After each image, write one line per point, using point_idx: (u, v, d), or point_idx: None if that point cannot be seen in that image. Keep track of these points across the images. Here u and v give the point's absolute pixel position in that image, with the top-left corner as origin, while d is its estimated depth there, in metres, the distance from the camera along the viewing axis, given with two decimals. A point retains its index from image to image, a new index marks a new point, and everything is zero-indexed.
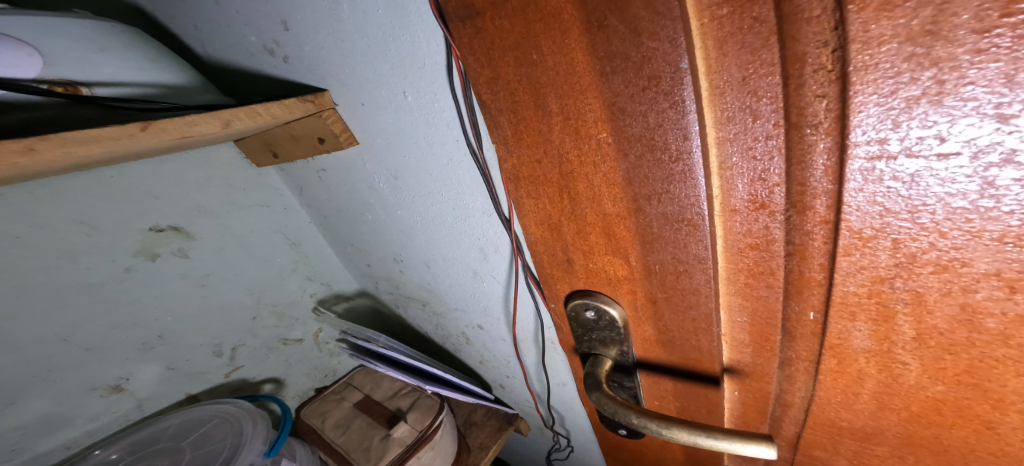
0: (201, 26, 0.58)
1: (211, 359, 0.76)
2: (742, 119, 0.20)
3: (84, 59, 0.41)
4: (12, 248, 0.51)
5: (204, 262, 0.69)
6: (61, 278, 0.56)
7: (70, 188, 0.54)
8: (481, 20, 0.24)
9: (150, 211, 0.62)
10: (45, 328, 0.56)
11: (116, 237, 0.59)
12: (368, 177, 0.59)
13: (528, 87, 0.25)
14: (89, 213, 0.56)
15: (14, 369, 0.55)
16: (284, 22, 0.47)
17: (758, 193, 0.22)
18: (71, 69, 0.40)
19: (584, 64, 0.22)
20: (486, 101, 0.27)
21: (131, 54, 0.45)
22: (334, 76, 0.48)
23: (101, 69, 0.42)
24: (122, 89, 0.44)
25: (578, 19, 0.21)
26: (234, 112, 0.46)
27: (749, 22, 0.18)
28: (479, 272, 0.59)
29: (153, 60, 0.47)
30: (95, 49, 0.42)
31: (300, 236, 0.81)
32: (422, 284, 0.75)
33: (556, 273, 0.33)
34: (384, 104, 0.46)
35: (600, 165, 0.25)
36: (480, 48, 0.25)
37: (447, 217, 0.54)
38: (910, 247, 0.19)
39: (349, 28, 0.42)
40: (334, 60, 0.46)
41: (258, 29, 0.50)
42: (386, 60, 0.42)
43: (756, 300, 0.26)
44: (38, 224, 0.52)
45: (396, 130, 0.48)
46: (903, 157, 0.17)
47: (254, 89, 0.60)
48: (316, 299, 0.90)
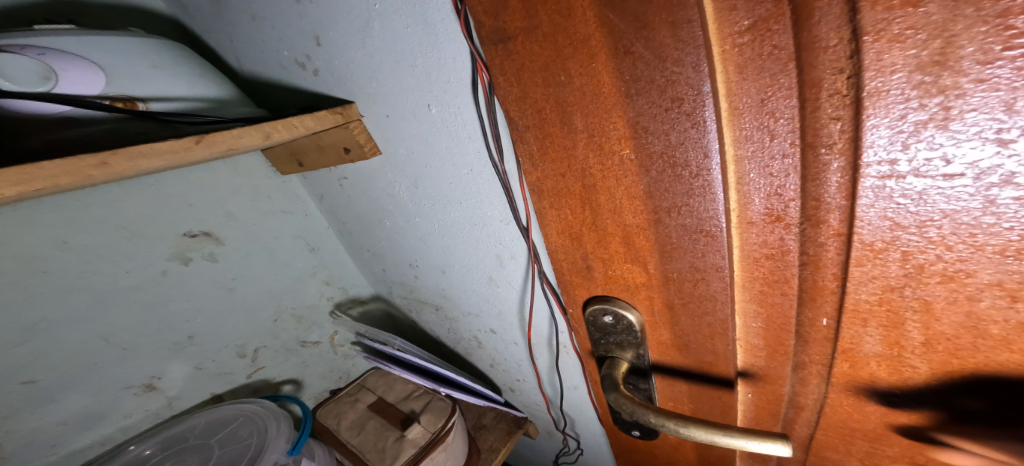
0: (235, 41, 0.61)
1: (235, 360, 0.79)
2: (760, 138, 0.22)
3: (141, 75, 0.45)
4: (60, 251, 0.55)
5: (231, 266, 0.73)
6: (102, 281, 0.60)
7: (115, 195, 0.58)
8: (513, 43, 0.26)
9: (185, 217, 0.66)
10: (86, 328, 0.60)
11: (154, 242, 0.64)
12: (388, 185, 0.61)
13: (555, 105, 0.26)
14: (130, 220, 0.61)
15: (56, 368, 0.59)
16: (316, 37, 0.49)
17: (774, 206, 0.23)
18: (130, 86, 0.44)
19: (610, 86, 0.24)
20: (514, 117, 0.29)
21: (181, 70, 0.49)
22: (361, 89, 0.51)
23: (155, 83, 0.46)
24: (174, 103, 0.48)
25: (606, 45, 0.23)
26: (273, 125, 0.49)
27: (768, 49, 0.20)
28: (495, 278, 0.61)
29: (195, 74, 0.50)
30: (151, 65, 0.46)
31: (318, 242, 0.84)
32: (436, 289, 0.77)
33: (576, 279, 0.35)
34: (409, 117, 0.49)
35: (623, 179, 0.26)
36: (511, 68, 0.27)
37: (465, 225, 0.56)
38: (919, 258, 0.20)
39: (378, 44, 0.44)
40: (363, 74, 0.49)
41: (291, 43, 0.53)
42: (412, 75, 0.44)
43: (771, 306, 0.27)
44: (85, 229, 0.57)
45: (419, 141, 0.50)
46: (911, 177, 0.19)
47: (281, 99, 0.63)
48: (333, 303, 0.93)
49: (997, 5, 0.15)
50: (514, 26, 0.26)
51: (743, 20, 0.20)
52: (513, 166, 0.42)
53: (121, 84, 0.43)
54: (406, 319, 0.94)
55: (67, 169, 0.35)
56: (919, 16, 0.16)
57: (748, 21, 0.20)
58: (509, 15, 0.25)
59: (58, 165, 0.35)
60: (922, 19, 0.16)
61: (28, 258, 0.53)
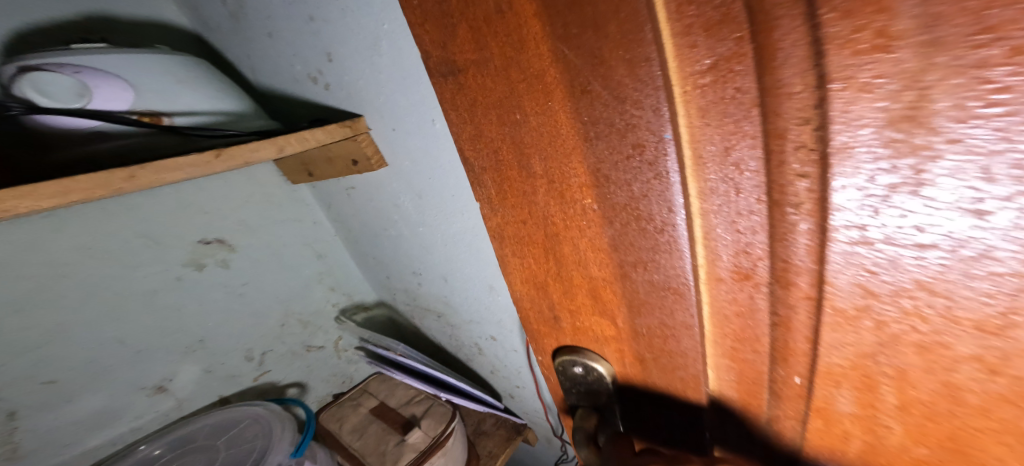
0: (252, 56, 0.64)
1: (243, 363, 0.82)
2: (725, 191, 0.20)
3: (167, 92, 0.47)
4: (83, 258, 0.60)
5: (244, 271, 0.77)
6: (120, 286, 0.64)
7: (138, 203, 0.63)
8: (463, 75, 0.25)
9: (199, 226, 0.70)
10: (105, 332, 0.64)
11: (169, 248, 0.68)
12: (397, 194, 0.66)
13: (511, 146, 0.26)
14: (148, 228, 0.65)
15: (76, 368, 0.63)
16: (328, 54, 0.54)
17: (742, 264, 0.22)
18: (157, 102, 0.47)
19: (568, 127, 0.23)
20: (470, 158, 0.28)
21: (204, 85, 0.51)
22: (371, 105, 0.56)
23: (179, 99, 0.48)
24: (197, 117, 0.50)
25: (562, 83, 0.21)
26: (287, 139, 0.52)
27: (731, 93, 0.18)
28: (495, 285, 0.66)
29: (216, 91, 0.52)
30: (176, 81, 0.48)
31: (326, 249, 0.88)
32: (439, 296, 0.80)
33: (543, 328, 0.35)
34: (419, 131, 0.53)
35: (586, 230, 0.25)
36: (463, 104, 0.26)
37: (468, 235, 0.61)
38: (893, 328, 0.18)
39: (391, 63, 0.49)
40: (371, 89, 0.54)
41: (304, 59, 0.57)
42: (424, 93, 0.49)
43: (743, 362, 0.26)
44: (107, 237, 0.61)
45: (424, 153, 0.56)
46: (882, 244, 0.17)
47: (292, 111, 0.67)
48: (338, 309, 0.95)
49: (974, 55, 0.13)
50: (466, 60, 0.24)
51: (704, 59, 0.18)
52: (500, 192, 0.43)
53: (148, 100, 0.46)
54: (409, 325, 0.96)
55: (98, 181, 0.39)
56: (890, 62, 0.14)
57: (708, 60, 0.18)
58: (458, 46, 0.24)
59: (89, 178, 0.38)
60: (892, 67, 0.14)
61: (53, 264, 0.57)
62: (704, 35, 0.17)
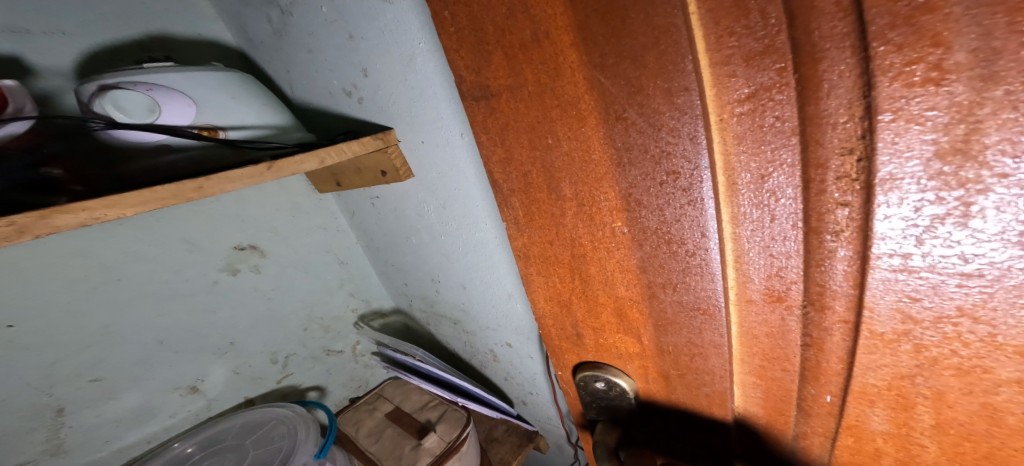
0: (293, 71, 0.71)
1: (268, 365, 0.85)
2: (760, 217, 0.20)
3: (223, 106, 0.51)
4: (130, 261, 0.63)
5: (271, 277, 0.80)
6: (161, 290, 0.67)
7: (180, 212, 0.66)
8: (496, 100, 0.26)
9: (236, 232, 0.73)
10: (148, 332, 0.67)
11: (211, 255, 0.71)
12: (421, 204, 0.69)
13: (541, 170, 0.26)
14: (193, 235, 0.68)
15: (118, 366, 0.65)
16: (364, 70, 0.61)
17: (774, 286, 0.22)
18: (214, 116, 0.50)
19: (599, 152, 0.23)
20: (499, 180, 0.29)
21: (254, 100, 0.55)
22: (401, 118, 0.62)
23: (233, 113, 0.52)
24: (248, 130, 0.54)
25: (595, 110, 0.22)
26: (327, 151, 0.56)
27: (770, 121, 0.18)
28: (514, 293, 0.66)
29: (262, 105, 0.56)
30: (230, 96, 0.52)
31: (347, 256, 0.91)
32: (456, 304, 0.81)
33: (566, 344, 0.35)
34: (443, 143, 0.58)
35: (614, 252, 0.26)
36: (494, 127, 0.27)
37: (489, 243, 0.63)
38: (932, 352, 0.18)
39: (421, 78, 0.54)
40: (401, 102, 0.60)
41: (341, 75, 0.65)
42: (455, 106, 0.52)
43: (771, 380, 0.26)
44: (153, 242, 0.64)
45: (449, 164, 0.59)
46: (926, 272, 0.17)
47: (327, 124, 0.74)
48: (357, 315, 0.98)
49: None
50: (500, 87, 0.26)
51: (743, 88, 0.18)
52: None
53: (207, 114, 0.50)
54: (424, 332, 0.97)
55: (174, 191, 0.43)
56: (943, 95, 0.14)
57: (747, 89, 0.18)
58: (493, 71, 0.25)
59: (167, 188, 0.42)
60: (945, 100, 0.14)
61: (105, 268, 0.61)
62: (744, 65, 0.18)
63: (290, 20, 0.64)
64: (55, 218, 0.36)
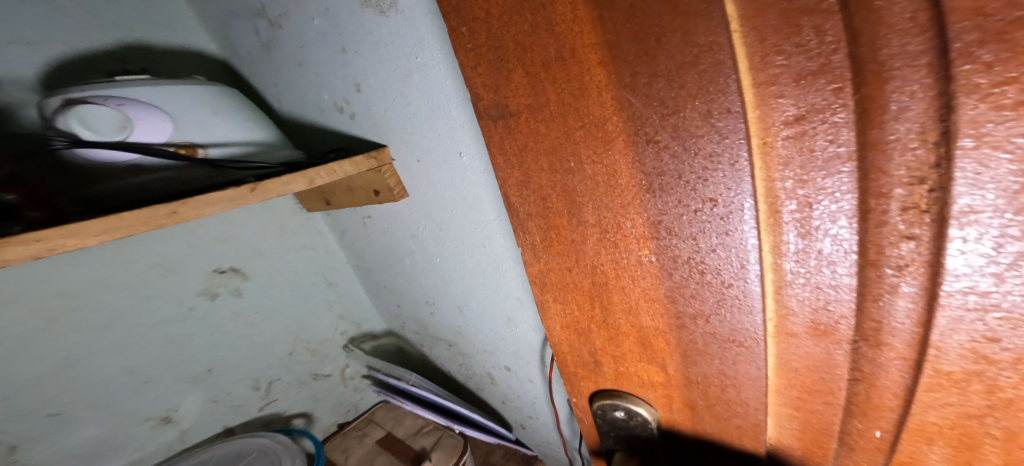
0: (281, 84, 0.69)
1: (250, 392, 0.81)
2: (810, 247, 0.19)
3: (203, 123, 0.49)
4: (97, 288, 0.59)
5: (253, 300, 0.77)
6: (131, 317, 0.63)
7: (155, 236, 0.63)
8: (514, 119, 0.26)
9: (215, 255, 0.70)
10: (117, 362, 0.63)
11: (187, 279, 0.67)
12: (419, 223, 0.69)
13: (562, 193, 0.25)
14: (167, 258, 0.64)
15: (80, 399, 0.61)
16: (357, 85, 0.60)
17: (820, 319, 0.20)
18: (192, 133, 0.48)
19: (626, 175, 0.22)
20: (515, 204, 0.29)
21: (237, 116, 0.53)
22: (397, 135, 0.61)
23: (214, 130, 0.50)
24: (230, 148, 0.52)
25: (624, 132, 0.21)
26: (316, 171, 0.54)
27: (821, 145, 0.17)
28: (513, 319, 0.65)
29: (248, 122, 0.54)
30: (212, 113, 0.50)
31: (337, 277, 0.89)
32: (451, 326, 0.82)
33: (581, 371, 0.34)
34: (440, 163, 0.57)
35: (640, 280, 0.25)
36: (512, 147, 0.27)
37: (486, 267, 0.63)
38: (1007, 393, 0.17)
39: (415, 93, 0.54)
40: (397, 119, 0.59)
41: (333, 90, 0.63)
42: (449, 122, 0.52)
43: (809, 412, 0.24)
44: (123, 267, 0.60)
45: (447, 185, 0.59)
46: (1007, 311, 0.16)
47: (318, 140, 0.72)
48: (347, 338, 0.96)
49: None
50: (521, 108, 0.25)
51: (790, 110, 0.17)
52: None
53: (186, 131, 0.47)
54: (417, 354, 0.97)
55: (144, 216, 0.40)
56: None
57: (794, 110, 0.17)
58: (512, 90, 0.25)
59: (136, 213, 0.39)
60: None
61: (67, 296, 0.56)
62: (793, 85, 0.17)
63: (278, 33, 0.62)
64: (4, 251, 0.33)
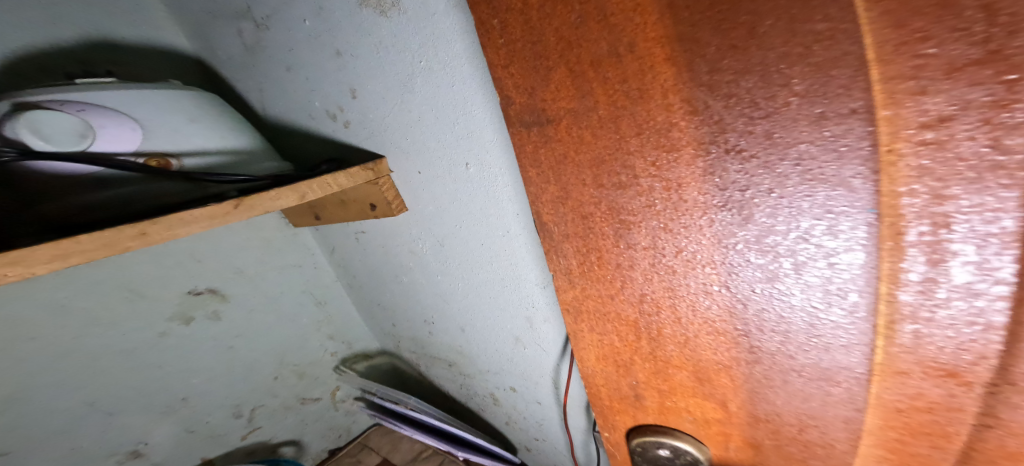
0: (266, 87, 0.65)
1: (232, 421, 0.83)
2: (944, 275, 0.17)
3: (179, 130, 0.48)
4: (55, 319, 0.60)
5: (231, 324, 0.79)
6: (99, 345, 0.64)
7: (127, 262, 0.65)
8: (552, 128, 0.24)
9: (192, 277, 0.72)
10: (71, 395, 0.63)
11: (156, 304, 0.69)
12: (422, 238, 0.66)
13: (609, 207, 0.24)
14: (130, 283, 0.66)
15: (31, 435, 0.61)
16: (352, 90, 0.56)
17: (945, 356, 0.18)
18: (165, 142, 0.47)
19: (695, 186, 0.21)
20: (547, 219, 0.28)
21: (216, 124, 0.52)
22: (396, 145, 0.57)
23: (190, 138, 0.49)
24: (206, 157, 0.50)
25: (698, 137, 0.20)
26: (309, 185, 0.49)
27: (969, 147, 0.15)
28: (521, 339, 0.62)
29: (229, 130, 0.53)
30: (187, 120, 0.49)
31: (325, 296, 0.93)
32: (452, 345, 0.80)
33: (618, 408, 0.33)
34: (443, 176, 0.55)
35: (700, 298, 0.23)
36: (551, 159, 0.26)
37: (495, 287, 0.59)
38: None
39: (417, 100, 0.50)
40: (396, 128, 0.55)
41: (325, 97, 0.59)
42: (454, 130, 0.49)
43: (908, 456, 0.22)
44: (81, 294, 0.61)
45: (453, 198, 0.55)
46: None
47: (305, 148, 0.68)
48: (338, 358, 0.98)
49: None
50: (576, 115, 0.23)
51: (933, 108, 0.15)
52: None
53: (158, 139, 0.46)
54: (412, 372, 0.95)
55: (106, 239, 0.35)
56: None
57: (938, 109, 0.15)
58: (551, 91, 0.23)
59: (97, 236, 0.34)
60: None
61: (14, 328, 0.57)
62: (941, 79, 0.14)
63: (268, 38, 0.59)
64: None
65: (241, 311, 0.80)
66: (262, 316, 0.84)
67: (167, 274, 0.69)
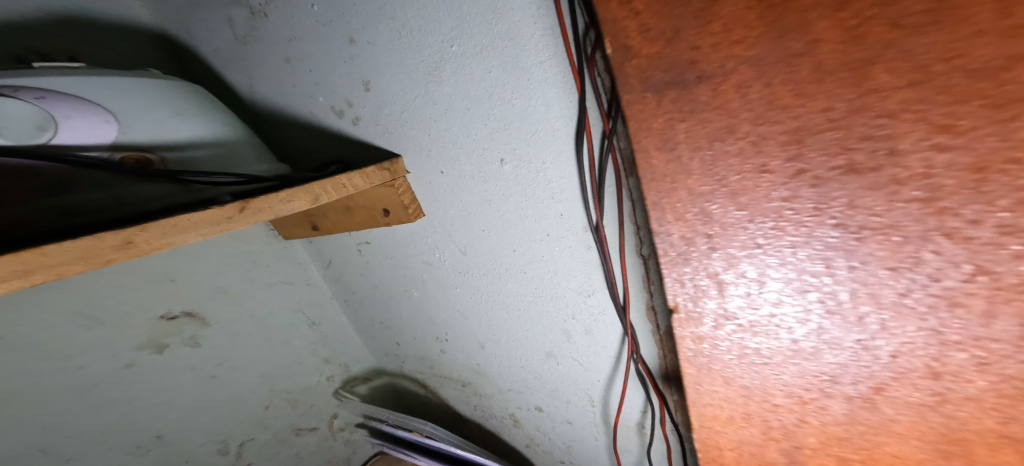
0: (259, 85, 0.59)
1: (216, 459, 0.73)
2: None
3: (161, 124, 0.43)
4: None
5: (214, 349, 0.70)
6: (54, 380, 0.55)
7: (90, 282, 0.56)
8: (697, 60, 0.27)
9: (167, 297, 0.64)
10: (20, 440, 0.53)
11: (124, 328, 0.60)
12: (441, 248, 0.60)
13: (804, 133, 0.26)
14: (91, 305, 0.56)
15: None
16: (365, 83, 0.50)
17: None
18: (145, 136, 0.41)
19: (957, 91, 0.21)
20: (698, 155, 0.30)
21: (204, 119, 0.47)
22: (415, 142, 0.52)
23: (174, 133, 0.44)
24: (193, 155, 0.45)
25: (978, 40, 0.20)
26: (321, 185, 0.43)
27: None
28: (554, 353, 0.57)
29: (221, 124, 0.48)
30: (171, 114, 0.44)
31: (319, 316, 0.86)
32: (467, 364, 0.74)
33: (770, 436, 0.36)
34: (469, 175, 0.49)
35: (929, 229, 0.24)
36: (725, 87, 0.27)
37: (525, 298, 0.54)
38: None
39: (445, 90, 0.45)
40: (415, 123, 0.50)
41: (330, 92, 0.54)
42: (486, 124, 0.44)
43: None
44: (31, 321, 0.52)
45: (481, 199, 0.50)
46: None
47: (305, 151, 0.62)
48: (335, 383, 0.90)
49: None
50: (690, 83, 0.28)
51: None
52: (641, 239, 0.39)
53: (137, 133, 0.41)
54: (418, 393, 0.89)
55: (83, 251, 0.28)
56: None
57: None
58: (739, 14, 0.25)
59: (70, 248, 0.27)
60: None
61: None
62: None
63: (264, 27, 0.53)
64: None
65: (226, 335, 0.72)
66: (251, 339, 0.76)
67: (139, 295, 0.61)
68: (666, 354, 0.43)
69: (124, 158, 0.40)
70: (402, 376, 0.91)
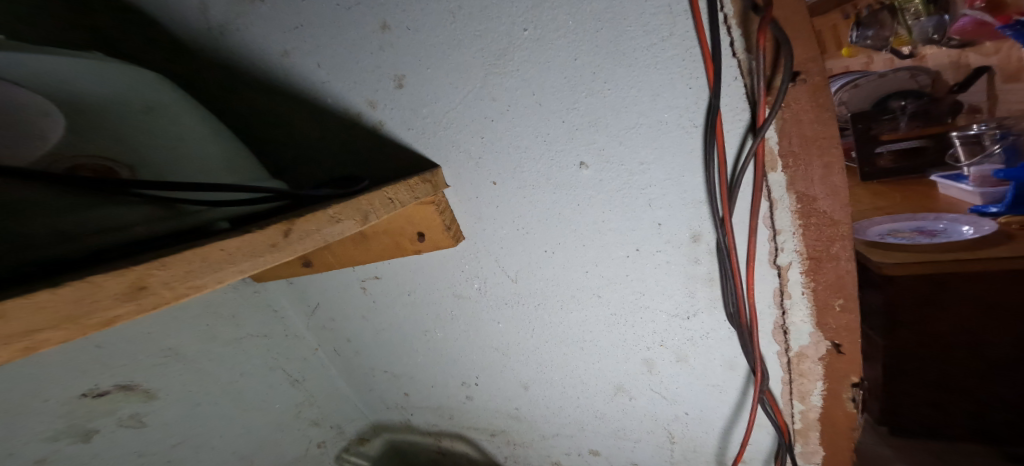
0: (232, 91, 0.48)
1: None
2: None
3: (132, 123, 0.32)
4: None
5: (167, 428, 0.53)
6: None
7: None
8: None
9: (96, 367, 0.47)
10: None
11: (28, 416, 0.42)
12: (484, 277, 0.50)
13: None
14: None
15: None
16: (398, 77, 0.41)
17: None
18: (110, 140, 0.30)
19: None
20: None
21: (182, 119, 0.36)
22: (464, 148, 0.42)
23: (147, 136, 0.32)
24: (177, 170, 0.33)
25: None
26: (369, 200, 0.33)
27: None
28: (626, 387, 0.51)
29: (200, 131, 0.36)
30: (142, 111, 0.33)
31: (302, 372, 0.72)
32: (501, 410, 0.63)
33: None
34: (534, 186, 0.41)
35: None
36: None
37: (596, 326, 0.47)
38: None
39: (511, 83, 0.37)
40: (463, 126, 0.41)
41: (343, 92, 0.44)
42: (564, 122, 0.37)
43: None
44: None
45: (547, 213, 0.42)
46: None
47: (298, 171, 0.51)
48: (326, 450, 0.75)
49: None
50: None
51: None
52: (817, 238, 0.34)
53: (101, 135, 0.29)
54: (429, 448, 0.78)
55: (68, 310, 0.16)
56: None
57: None
58: None
59: (44, 307, 0.15)
60: None
61: None
62: None
63: (250, 10, 0.41)
64: None
65: (181, 409, 0.54)
66: (216, 410, 0.59)
67: (50, 367, 0.43)
68: (799, 378, 0.41)
69: (74, 169, 0.27)
70: (407, 430, 0.78)
